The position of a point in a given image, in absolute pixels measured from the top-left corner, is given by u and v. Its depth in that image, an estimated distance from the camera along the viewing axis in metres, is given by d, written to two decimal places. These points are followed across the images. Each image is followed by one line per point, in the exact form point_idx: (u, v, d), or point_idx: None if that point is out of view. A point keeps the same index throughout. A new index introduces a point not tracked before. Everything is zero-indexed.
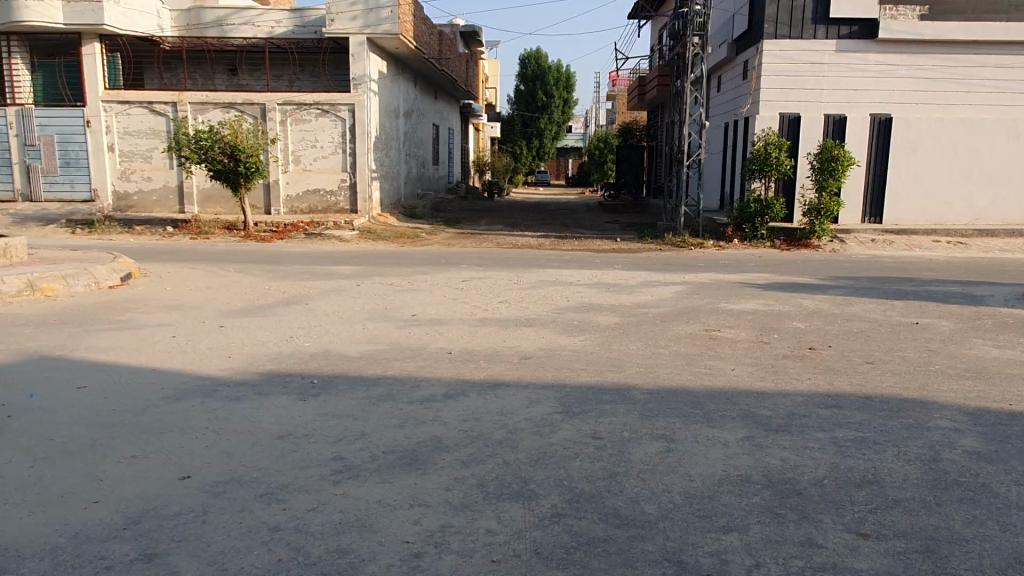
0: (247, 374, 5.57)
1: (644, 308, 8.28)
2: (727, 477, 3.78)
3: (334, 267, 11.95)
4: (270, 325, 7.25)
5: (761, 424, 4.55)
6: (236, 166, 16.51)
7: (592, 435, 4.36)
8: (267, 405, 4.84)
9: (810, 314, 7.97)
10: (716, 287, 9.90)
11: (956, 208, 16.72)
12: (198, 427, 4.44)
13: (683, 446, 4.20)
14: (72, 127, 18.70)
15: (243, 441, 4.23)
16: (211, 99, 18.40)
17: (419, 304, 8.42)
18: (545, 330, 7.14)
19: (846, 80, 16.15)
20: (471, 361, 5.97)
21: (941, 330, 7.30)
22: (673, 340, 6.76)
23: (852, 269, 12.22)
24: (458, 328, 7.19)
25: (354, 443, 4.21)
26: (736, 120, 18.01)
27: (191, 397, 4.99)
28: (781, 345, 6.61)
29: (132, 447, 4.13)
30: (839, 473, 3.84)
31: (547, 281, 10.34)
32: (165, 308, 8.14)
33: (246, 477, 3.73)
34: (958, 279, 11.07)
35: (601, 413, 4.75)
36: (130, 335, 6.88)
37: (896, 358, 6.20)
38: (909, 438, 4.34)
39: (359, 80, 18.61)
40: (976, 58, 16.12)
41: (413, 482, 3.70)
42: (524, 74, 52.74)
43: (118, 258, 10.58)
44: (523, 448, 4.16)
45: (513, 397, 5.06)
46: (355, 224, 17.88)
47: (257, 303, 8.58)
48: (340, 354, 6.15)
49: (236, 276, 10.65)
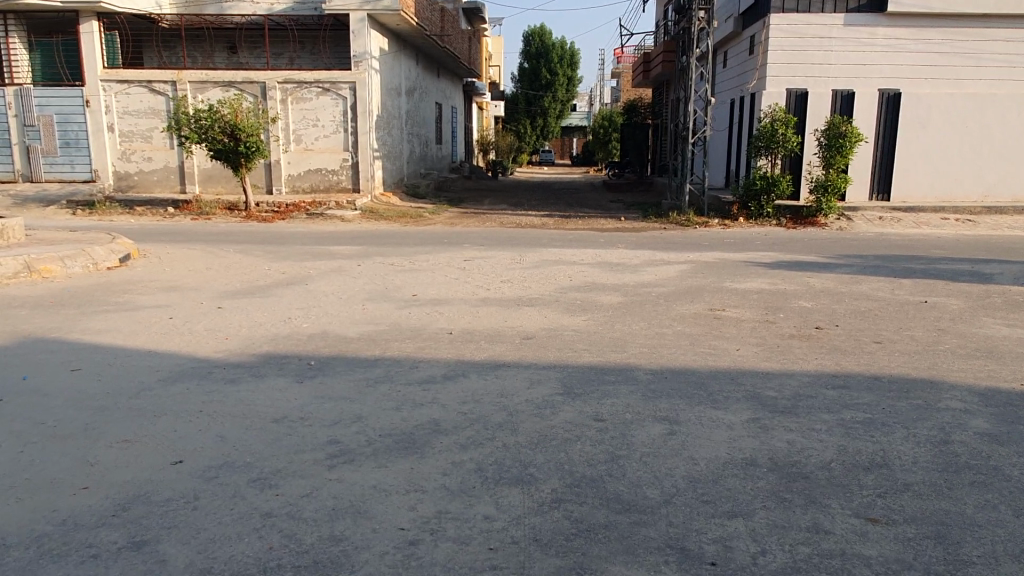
0: (244, 356, 5.48)
1: (648, 287, 8.16)
2: (731, 461, 3.69)
3: (335, 247, 11.83)
4: (268, 307, 7.15)
5: (767, 406, 4.45)
6: (236, 145, 16.35)
7: (594, 417, 4.27)
8: (262, 388, 4.76)
9: (816, 293, 7.84)
10: (721, 265, 9.77)
11: (965, 184, 16.50)
12: (192, 411, 4.35)
13: (686, 429, 4.10)
14: (71, 106, 18.53)
15: (237, 424, 4.15)
16: (210, 78, 18.20)
17: (419, 284, 8.30)
18: (547, 309, 7.03)
19: (854, 55, 15.85)
20: (471, 342, 5.87)
21: (950, 308, 7.17)
22: (677, 319, 6.64)
23: (860, 248, 12.06)
24: (459, 308, 7.09)
25: (350, 426, 4.12)
26: (743, 96, 17.75)
27: (186, 380, 4.91)
28: (786, 324, 6.49)
29: (123, 432, 4.05)
30: (846, 456, 3.74)
31: (550, 260, 10.21)
32: (163, 290, 8.04)
33: (239, 462, 3.65)
34: (967, 257, 10.91)
35: (603, 394, 4.66)
36: (127, 316, 6.80)
37: (905, 337, 6.08)
38: (919, 419, 4.23)
39: (359, 58, 18.35)
40: (986, 32, 15.81)
41: (409, 466, 3.62)
42: (527, 51, 52.22)
43: (118, 238, 10.49)
44: (522, 431, 4.07)
45: (513, 378, 4.97)
46: (357, 204, 17.74)
47: (257, 284, 8.49)
48: (338, 336, 6.05)
49: (236, 256, 10.56)
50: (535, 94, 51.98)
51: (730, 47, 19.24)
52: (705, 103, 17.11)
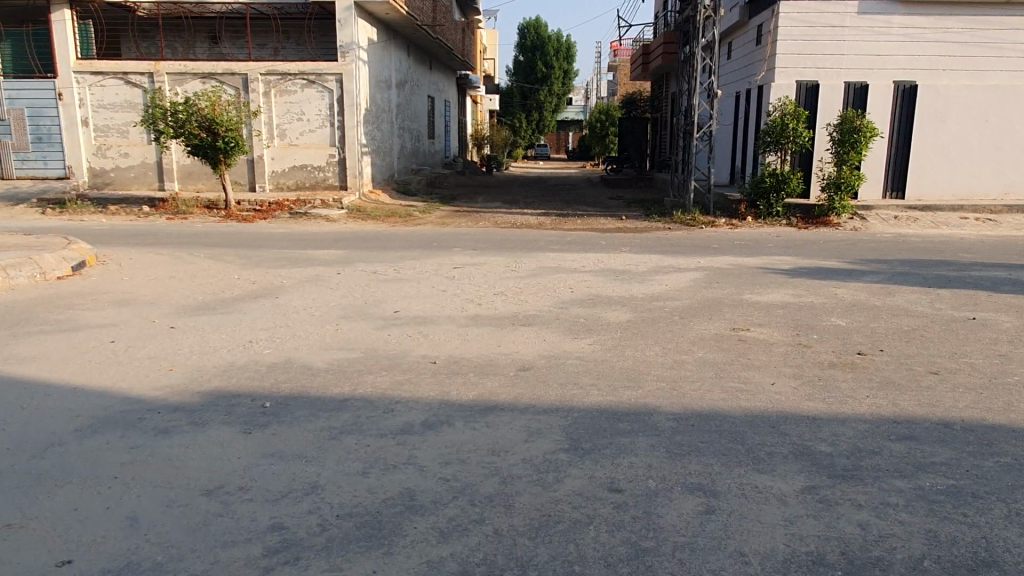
0: (186, 394, 4.59)
1: (658, 301, 7.27)
2: (793, 556, 2.84)
3: (315, 251, 10.93)
4: (227, 327, 6.24)
5: (822, 468, 3.58)
6: (214, 140, 15.42)
7: (609, 486, 3.41)
8: (200, 441, 3.87)
9: (848, 308, 6.96)
10: (737, 273, 8.90)
11: (985, 182, 15.65)
12: (106, 477, 3.48)
13: (729, 506, 3.23)
14: (42, 100, 17.58)
15: (158, 498, 3.27)
16: (189, 70, 17.23)
17: (402, 298, 7.43)
18: (546, 330, 6.15)
19: (869, 45, 15.02)
20: (457, 375, 4.99)
21: (1004, 327, 6.30)
22: (696, 343, 5.77)
23: (881, 251, 11.17)
24: (445, 329, 6.19)
25: (301, 501, 3.24)
26: (750, 88, 16.84)
27: (110, 431, 4.01)
28: (823, 349, 5.63)
29: (10, 510, 3.17)
30: (942, 551, 2.88)
31: (549, 268, 9.32)
32: (114, 304, 7.14)
33: (148, 564, 2.78)
34: (997, 262, 10.06)
35: (618, 450, 3.78)
36: (64, 340, 5.89)
37: (965, 365, 5.22)
38: (1019, 488, 3.36)
39: (346, 48, 17.41)
40: (1008, 22, 14.99)
41: (372, 570, 2.74)
42: (522, 44, 51.17)
43: (74, 243, 9.55)
44: (519, 510, 3.19)
45: (508, 427, 4.09)
46: (343, 203, 16.83)
47: (222, 296, 7.60)
48: (303, 367, 5.15)
49: (206, 262, 9.66)
50: (531, 88, 51.10)
51: (736, 37, 18.38)
52: (711, 96, 16.04)
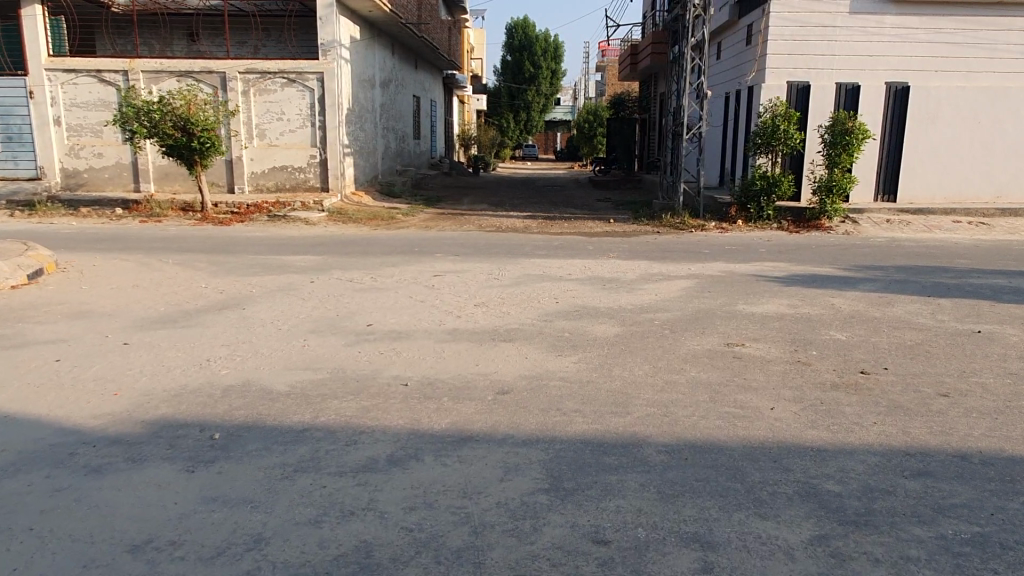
0: (129, 424, 4.15)
1: (648, 312, 6.88)
2: None
3: (290, 256, 10.49)
4: (185, 343, 5.79)
5: (831, 512, 3.20)
6: (189, 140, 14.90)
7: (593, 537, 3.01)
8: (135, 483, 3.43)
9: (846, 320, 6.60)
10: (729, 281, 8.53)
11: (977, 184, 15.39)
12: (19, 530, 3.03)
13: (729, 562, 2.84)
14: (13, 99, 16.99)
15: (75, 557, 2.84)
16: (165, 68, 16.73)
17: (376, 310, 7.00)
18: (529, 346, 5.74)
19: (861, 46, 14.72)
20: (431, 399, 4.58)
21: (1011, 341, 5.96)
22: (688, 361, 5.37)
23: (875, 256, 10.87)
24: (420, 346, 5.77)
25: (240, 560, 2.83)
26: (740, 89, 16.50)
27: (34, 471, 3.55)
28: (824, 367, 5.26)
29: None
30: None
31: (534, 275, 8.92)
32: (67, 317, 6.68)
33: None
34: (992, 268, 9.77)
35: (604, 491, 3.39)
36: (6, 358, 5.43)
37: (976, 386, 4.87)
38: None
39: (327, 46, 16.96)
40: (1001, 22, 14.75)
41: None
42: (511, 43, 50.78)
43: (33, 249, 9.03)
44: (490, 569, 2.79)
45: (483, 463, 3.69)
46: (324, 205, 16.38)
47: (186, 307, 7.14)
48: (261, 391, 4.71)
49: (173, 269, 9.20)
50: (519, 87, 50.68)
51: (725, 37, 18.07)
52: (704, 96, 15.32)
